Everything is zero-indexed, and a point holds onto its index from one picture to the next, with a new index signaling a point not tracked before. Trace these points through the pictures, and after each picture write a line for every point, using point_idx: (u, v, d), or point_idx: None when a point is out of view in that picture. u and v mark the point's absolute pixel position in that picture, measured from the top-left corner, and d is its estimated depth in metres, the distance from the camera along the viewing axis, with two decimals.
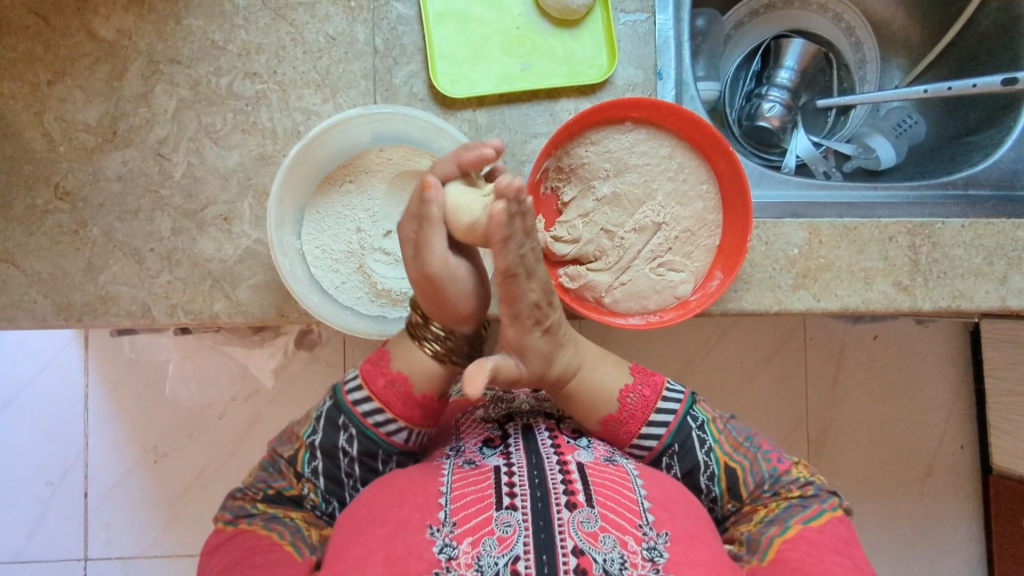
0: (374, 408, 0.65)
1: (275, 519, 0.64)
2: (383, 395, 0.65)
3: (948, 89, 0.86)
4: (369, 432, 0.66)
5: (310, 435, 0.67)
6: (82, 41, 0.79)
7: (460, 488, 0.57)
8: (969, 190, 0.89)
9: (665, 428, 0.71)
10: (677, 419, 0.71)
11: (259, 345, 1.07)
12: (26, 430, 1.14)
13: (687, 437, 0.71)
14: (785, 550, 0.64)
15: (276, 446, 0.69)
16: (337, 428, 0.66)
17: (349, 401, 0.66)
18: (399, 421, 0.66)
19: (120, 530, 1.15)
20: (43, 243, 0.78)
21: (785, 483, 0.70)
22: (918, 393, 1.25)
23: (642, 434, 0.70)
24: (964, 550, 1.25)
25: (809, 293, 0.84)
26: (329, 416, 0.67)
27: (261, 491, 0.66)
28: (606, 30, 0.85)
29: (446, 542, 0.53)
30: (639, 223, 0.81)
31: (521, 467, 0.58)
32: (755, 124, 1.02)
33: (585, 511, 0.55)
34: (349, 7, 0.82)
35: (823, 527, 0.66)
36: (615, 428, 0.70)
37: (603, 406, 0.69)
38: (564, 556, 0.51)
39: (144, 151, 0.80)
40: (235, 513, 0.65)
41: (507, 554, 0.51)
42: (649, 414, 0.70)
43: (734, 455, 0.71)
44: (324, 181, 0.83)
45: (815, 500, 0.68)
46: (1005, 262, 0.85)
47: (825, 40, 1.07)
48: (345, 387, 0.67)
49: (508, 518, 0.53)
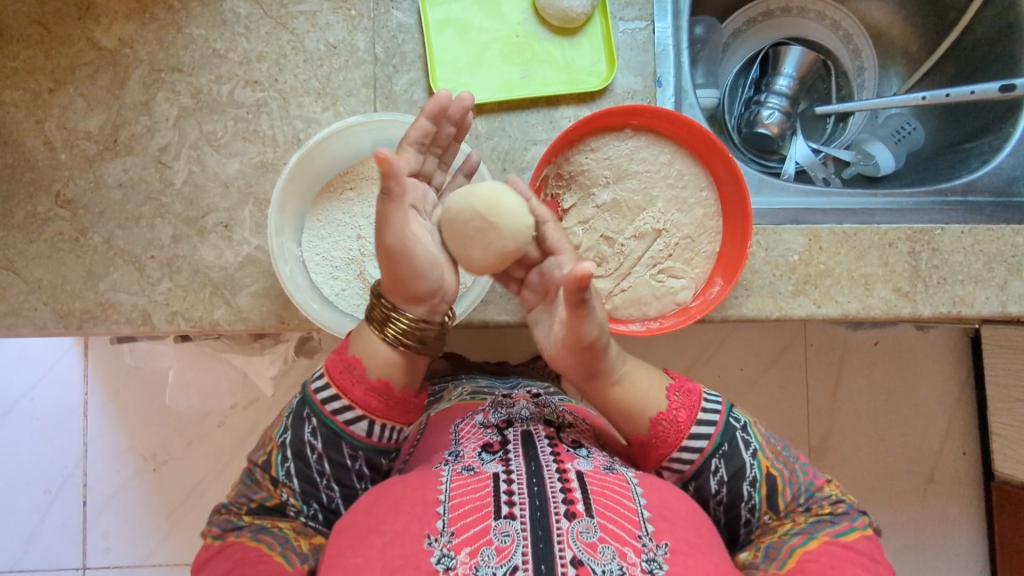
0: (342, 405, 0.64)
1: (263, 531, 0.64)
2: (339, 381, 0.64)
3: (945, 96, 0.86)
4: (330, 423, 0.64)
5: (281, 436, 0.66)
6: (84, 49, 0.80)
7: (459, 496, 0.56)
8: (968, 196, 0.89)
9: (713, 427, 0.69)
10: (722, 420, 0.69)
11: (257, 352, 1.08)
12: (25, 437, 1.14)
13: (734, 438, 0.69)
14: (806, 560, 0.63)
15: (252, 456, 0.68)
16: (302, 421, 0.65)
17: (312, 391, 0.65)
18: (354, 408, 0.64)
19: (119, 539, 1.14)
20: (43, 250, 0.78)
21: (818, 498, 0.70)
22: (919, 399, 1.24)
23: (692, 434, 0.68)
24: (966, 556, 1.24)
25: (810, 300, 0.84)
26: (295, 411, 0.66)
27: (245, 505, 0.66)
28: (605, 39, 0.85)
29: (444, 552, 0.52)
30: (638, 230, 0.81)
31: (520, 475, 0.58)
32: (755, 131, 1.02)
33: (584, 521, 0.54)
34: (349, 16, 0.83)
35: (852, 542, 0.66)
36: (666, 427, 0.68)
37: (651, 403, 0.69)
38: (564, 566, 0.51)
39: (145, 159, 0.80)
40: (223, 527, 0.65)
41: (505, 565, 0.51)
42: (693, 420, 0.69)
43: (776, 462, 0.70)
44: (324, 189, 0.83)
45: (846, 517, 0.68)
46: (1005, 268, 0.85)
47: (822, 47, 1.07)
48: (311, 385, 0.65)
49: (507, 528, 0.53)
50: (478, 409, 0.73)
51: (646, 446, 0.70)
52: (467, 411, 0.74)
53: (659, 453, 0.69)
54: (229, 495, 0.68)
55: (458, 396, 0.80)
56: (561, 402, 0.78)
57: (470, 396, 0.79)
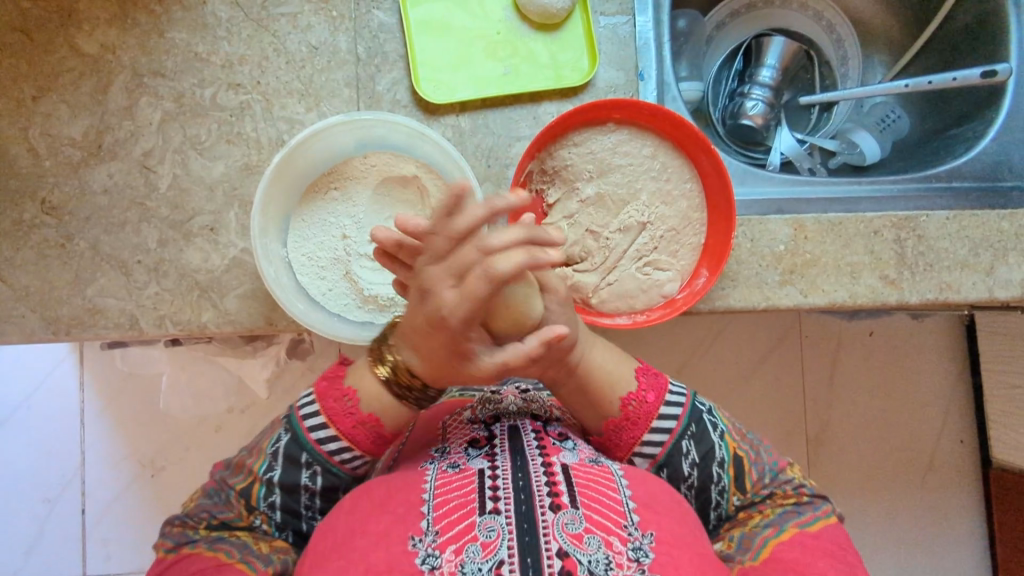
0: (328, 435, 0.66)
1: (220, 541, 0.64)
2: (332, 413, 0.66)
3: (928, 83, 0.90)
4: (332, 466, 0.67)
5: (268, 472, 0.66)
6: (67, 56, 0.80)
7: (442, 495, 0.57)
8: (952, 182, 0.89)
9: (681, 409, 0.71)
10: (689, 403, 0.71)
11: (251, 355, 1.11)
12: (22, 447, 1.14)
13: (702, 420, 0.71)
14: (779, 551, 0.64)
15: (223, 476, 0.68)
16: (299, 466, 0.66)
17: (311, 438, 0.66)
18: (358, 453, 0.67)
19: (118, 546, 1.14)
20: (30, 257, 0.79)
21: (783, 481, 0.71)
22: (914, 387, 1.24)
23: (660, 415, 0.70)
24: (965, 544, 1.24)
25: (797, 289, 0.84)
26: (287, 453, 0.66)
27: (204, 519, 0.66)
28: (586, 34, 0.86)
29: (429, 552, 0.52)
30: (624, 224, 0.82)
31: (505, 470, 0.58)
32: (739, 123, 1.02)
33: (569, 513, 0.54)
34: (331, 17, 0.83)
35: (820, 532, 0.66)
36: (636, 409, 0.70)
37: (620, 386, 0.70)
38: (550, 559, 0.51)
39: (129, 164, 0.80)
40: (177, 540, 0.64)
41: (491, 559, 0.51)
42: (664, 395, 0.71)
43: (743, 444, 0.72)
44: (308, 189, 0.83)
45: (810, 507, 0.69)
46: (991, 253, 0.85)
47: (805, 38, 1.07)
48: (300, 412, 0.67)
49: (491, 523, 0.53)
50: (466, 406, 0.73)
51: (616, 434, 0.70)
52: (456, 407, 0.74)
53: (630, 437, 0.70)
54: (186, 506, 0.68)
55: (448, 394, 0.80)
56: (550, 398, 0.77)
57: (458, 394, 0.80)
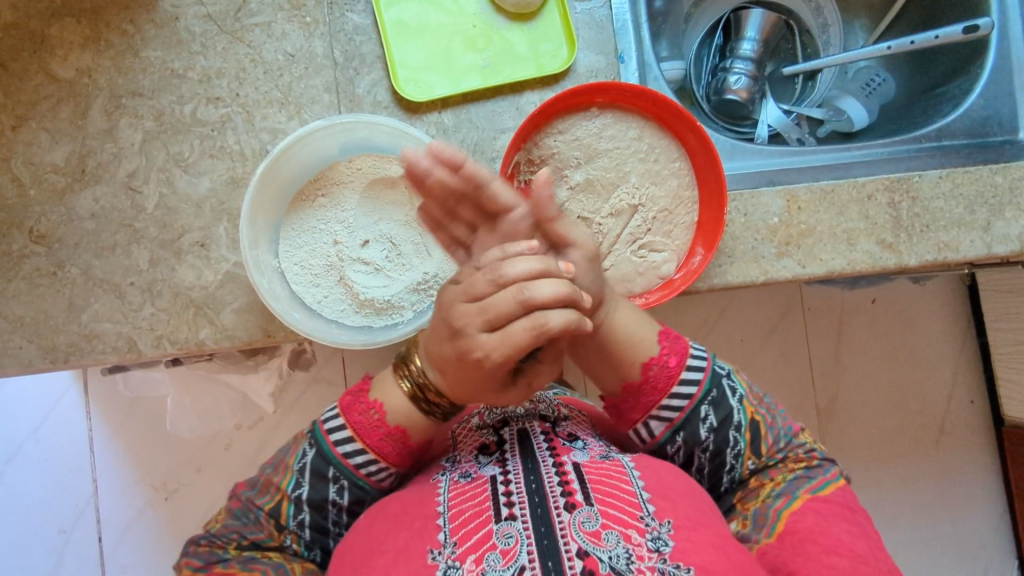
0: (355, 448, 0.66)
1: (253, 562, 0.64)
2: (358, 425, 0.66)
3: (911, 44, 0.89)
4: (361, 483, 0.66)
5: (296, 489, 0.66)
6: (43, 83, 0.79)
7: (457, 505, 0.56)
8: (943, 140, 0.89)
9: (702, 373, 0.69)
10: (709, 368, 0.69)
11: (254, 369, 1.12)
12: (33, 480, 1.14)
13: (720, 385, 0.69)
14: (794, 521, 0.64)
15: (250, 497, 0.67)
16: (326, 481, 0.66)
17: (336, 451, 0.66)
18: (388, 468, 0.67)
19: (138, 571, 1.14)
20: (22, 288, 0.78)
21: (796, 445, 0.71)
22: (921, 351, 1.24)
23: (683, 379, 0.68)
24: (984, 504, 1.24)
25: (794, 261, 0.83)
26: (314, 468, 0.66)
27: (234, 540, 0.65)
28: (562, 21, 0.85)
29: (449, 564, 0.52)
30: (615, 208, 0.82)
31: (517, 474, 0.58)
32: (723, 98, 1.01)
33: (585, 511, 0.54)
34: (305, 23, 0.82)
35: (830, 496, 0.66)
36: (657, 372, 0.68)
37: (642, 347, 0.68)
38: (570, 560, 0.50)
39: (114, 186, 0.80)
40: (206, 560, 0.65)
41: (511, 566, 0.51)
42: (686, 360, 0.69)
43: (760, 407, 0.71)
44: (296, 198, 0.83)
45: (820, 471, 0.69)
46: (986, 209, 0.84)
47: (783, 7, 1.05)
48: (324, 426, 0.67)
49: (509, 530, 0.53)
50: (473, 412, 0.72)
51: (634, 396, 0.69)
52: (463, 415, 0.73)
53: (648, 401, 0.68)
54: (215, 525, 0.67)
55: None
56: (555, 396, 0.77)
57: None
